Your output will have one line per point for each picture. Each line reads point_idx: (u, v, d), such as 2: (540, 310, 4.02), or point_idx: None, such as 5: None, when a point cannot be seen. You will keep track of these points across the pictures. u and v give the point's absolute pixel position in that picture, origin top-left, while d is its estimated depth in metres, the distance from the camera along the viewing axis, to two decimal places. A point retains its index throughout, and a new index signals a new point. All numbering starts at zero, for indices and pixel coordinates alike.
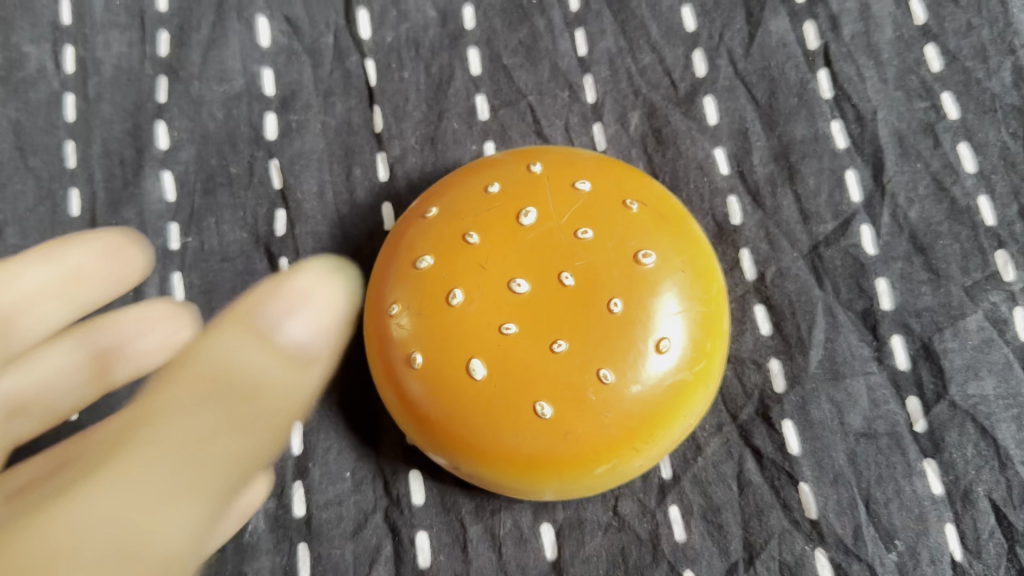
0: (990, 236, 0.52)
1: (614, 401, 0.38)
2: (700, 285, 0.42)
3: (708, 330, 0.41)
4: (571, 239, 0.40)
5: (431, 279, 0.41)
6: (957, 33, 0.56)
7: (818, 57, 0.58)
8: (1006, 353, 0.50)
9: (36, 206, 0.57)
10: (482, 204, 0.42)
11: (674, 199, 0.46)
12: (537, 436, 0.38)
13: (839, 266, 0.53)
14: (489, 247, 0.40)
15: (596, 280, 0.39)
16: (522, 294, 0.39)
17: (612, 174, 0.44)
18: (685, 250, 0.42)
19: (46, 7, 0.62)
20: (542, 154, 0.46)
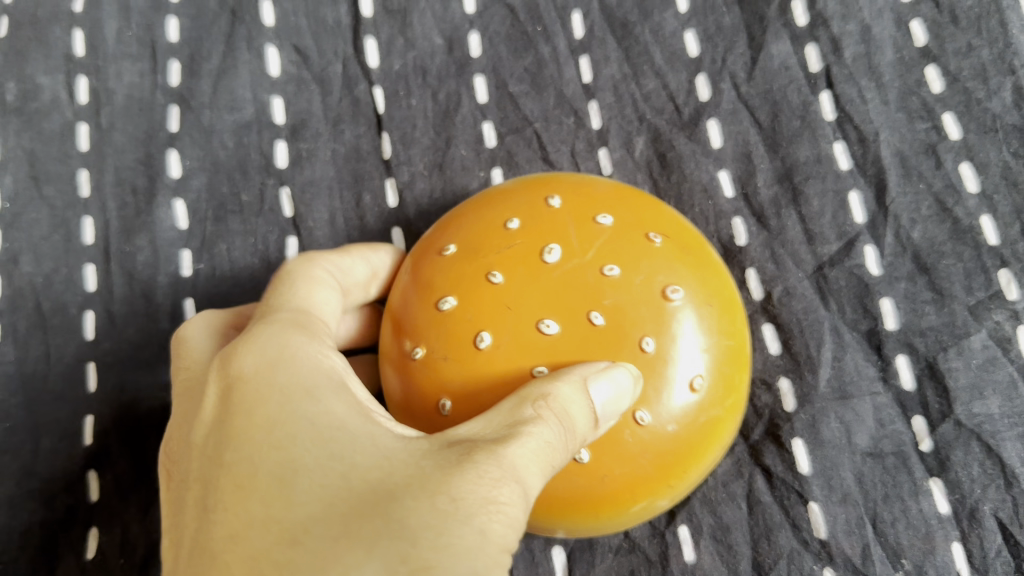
0: (993, 255, 0.52)
1: (650, 442, 0.39)
2: (724, 318, 0.42)
3: (735, 363, 0.42)
4: (596, 276, 0.40)
5: (456, 320, 0.41)
6: (957, 54, 0.57)
7: (820, 79, 0.58)
8: (1010, 371, 0.50)
9: (50, 234, 0.59)
10: (503, 244, 0.42)
11: (688, 226, 0.46)
12: (574, 479, 0.39)
13: (844, 287, 0.53)
14: (513, 287, 0.40)
15: (625, 319, 0.39)
16: (551, 336, 0.39)
17: (632, 207, 0.45)
18: (708, 283, 0.43)
19: (60, 40, 0.63)
20: (555, 186, 0.46)
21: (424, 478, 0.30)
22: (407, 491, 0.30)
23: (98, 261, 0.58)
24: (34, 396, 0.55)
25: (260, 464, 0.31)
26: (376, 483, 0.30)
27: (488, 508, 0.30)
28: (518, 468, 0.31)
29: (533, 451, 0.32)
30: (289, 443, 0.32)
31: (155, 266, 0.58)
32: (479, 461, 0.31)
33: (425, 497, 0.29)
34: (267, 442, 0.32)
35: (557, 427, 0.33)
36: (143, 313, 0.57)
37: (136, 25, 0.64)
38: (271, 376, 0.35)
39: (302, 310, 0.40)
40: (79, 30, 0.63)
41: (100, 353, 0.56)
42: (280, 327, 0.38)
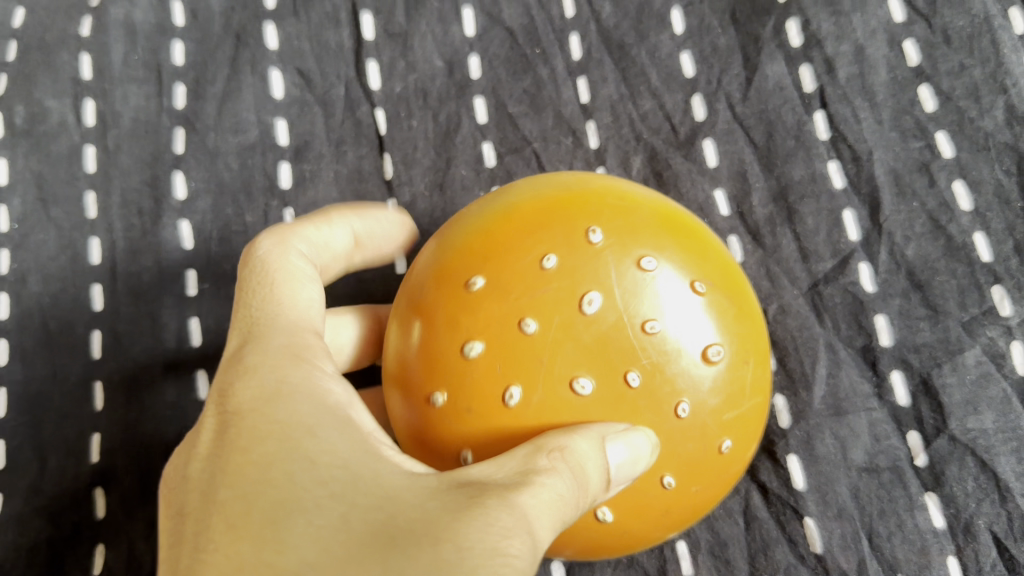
0: (986, 272, 0.53)
1: (670, 500, 0.39)
2: (759, 372, 0.41)
3: (759, 417, 0.42)
4: (641, 333, 0.38)
5: (482, 371, 0.38)
6: (949, 74, 0.58)
7: (814, 99, 0.59)
8: (1004, 387, 0.51)
9: (57, 255, 0.60)
10: (536, 283, 0.39)
11: (723, 255, 0.44)
12: (591, 530, 0.40)
13: (839, 304, 0.54)
14: (549, 338, 0.37)
15: (666, 383, 0.38)
16: (586, 397, 0.37)
17: (676, 243, 0.41)
18: (747, 337, 0.41)
19: (67, 64, 0.64)
20: (591, 204, 0.42)
21: (431, 527, 0.31)
22: (411, 542, 0.30)
23: (105, 282, 0.59)
24: (42, 415, 0.56)
25: (259, 502, 0.32)
26: (378, 526, 0.31)
27: (494, 560, 0.30)
28: (523, 519, 0.32)
29: (545, 501, 0.33)
30: (289, 478, 0.33)
31: (161, 287, 0.59)
32: (487, 512, 0.31)
33: (430, 548, 0.30)
34: (270, 481, 0.33)
35: (569, 478, 0.34)
36: (149, 332, 0.58)
37: (141, 49, 0.65)
38: (275, 413, 0.35)
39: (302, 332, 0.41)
40: (86, 55, 0.65)
41: (106, 372, 0.57)
42: (282, 359, 0.38)
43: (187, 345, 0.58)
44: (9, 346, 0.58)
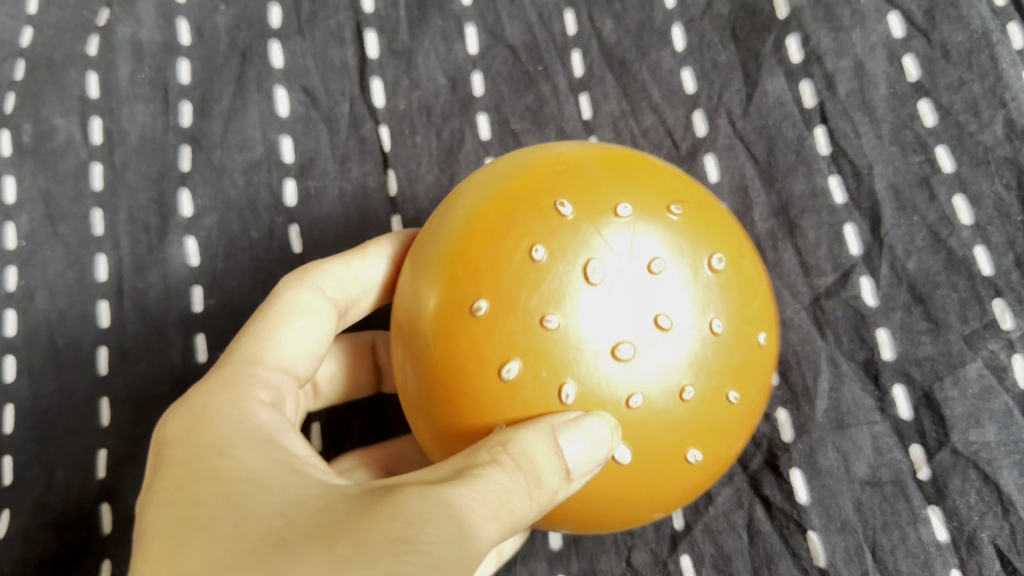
0: (987, 285, 0.54)
1: (741, 407, 0.40)
2: (751, 258, 0.42)
3: (768, 295, 0.43)
4: (652, 279, 0.37)
5: (528, 388, 0.36)
6: (949, 89, 0.58)
7: (814, 114, 0.60)
8: (1006, 401, 0.51)
9: (64, 271, 0.60)
10: (537, 278, 0.37)
11: (665, 167, 0.43)
12: (689, 478, 0.39)
13: (841, 318, 0.54)
14: (573, 326, 0.36)
15: (696, 311, 0.37)
16: (634, 360, 0.36)
17: (632, 177, 0.41)
18: (731, 236, 0.41)
19: (74, 82, 0.65)
20: (537, 178, 0.41)
21: (337, 522, 0.31)
22: (310, 535, 0.30)
23: (111, 298, 0.60)
24: (50, 430, 0.57)
25: (168, 521, 0.32)
26: (282, 526, 0.31)
27: (399, 545, 0.29)
28: (442, 512, 0.31)
29: (484, 495, 0.33)
30: (200, 489, 0.33)
31: (168, 303, 0.60)
32: (398, 505, 0.31)
33: (326, 540, 0.29)
34: (185, 499, 0.33)
35: (516, 473, 0.34)
36: (156, 348, 0.59)
37: (148, 68, 0.66)
38: (200, 437, 0.37)
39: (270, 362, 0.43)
40: (93, 73, 0.66)
41: (113, 388, 0.58)
42: (219, 387, 0.40)
43: (192, 361, 0.58)
44: (17, 362, 0.58)
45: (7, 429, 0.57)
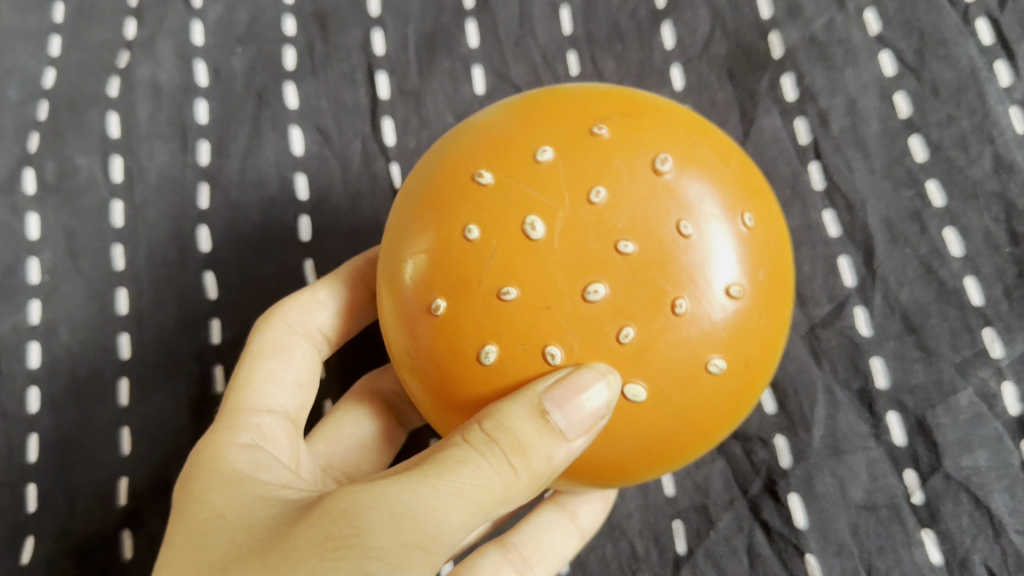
0: (978, 315, 0.56)
1: (752, 292, 0.39)
2: (699, 140, 0.42)
3: (745, 173, 0.43)
4: (591, 208, 0.38)
5: (513, 363, 0.38)
6: (939, 125, 0.61)
7: (809, 150, 0.62)
8: (996, 427, 0.53)
9: (87, 304, 0.64)
10: (480, 256, 0.38)
11: (583, 92, 0.44)
12: (726, 384, 0.39)
13: (836, 347, 0.56)
14: (529, 286, 0.37)
15: (652, 219, 0.38)
16: (603, 299, 0.37)
17: (549, 117, 0.42)
18: (674, 131, 0.42)
19: (96, 123, 0.68)
20: (456, 160, 0.42)
21: (293, 530, 0.36)
22: (267, 551, 0.36)
23: (131, 331, 0.63)
24: (72, 458, 0.60)
25: (182, 546, 0.40)
26: (256, 544, 0.37)
27: (330, 544, 0.34)
28: (381, 504, 0.35)
29: (449, 487, 0.36)
30: (199, 521, 0.41)
31: (186, 335, 0.63)
32: (342, 502, 0.36)
33: (275, 553, 0.35)
34: (192, 529, 0.41)
35: (485, 459, 0.36)
36: (173, 377, 0.62)
37: (167, 108, 0.68)
38: (198, 477, 0.44)
39: (254, 401, 0.51)
40: (114, 113, 0.69)
41: (133, 417, 0.61)
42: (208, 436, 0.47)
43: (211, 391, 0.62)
44: (41, 394, 0.62)
45: (31, 458, 0.60)
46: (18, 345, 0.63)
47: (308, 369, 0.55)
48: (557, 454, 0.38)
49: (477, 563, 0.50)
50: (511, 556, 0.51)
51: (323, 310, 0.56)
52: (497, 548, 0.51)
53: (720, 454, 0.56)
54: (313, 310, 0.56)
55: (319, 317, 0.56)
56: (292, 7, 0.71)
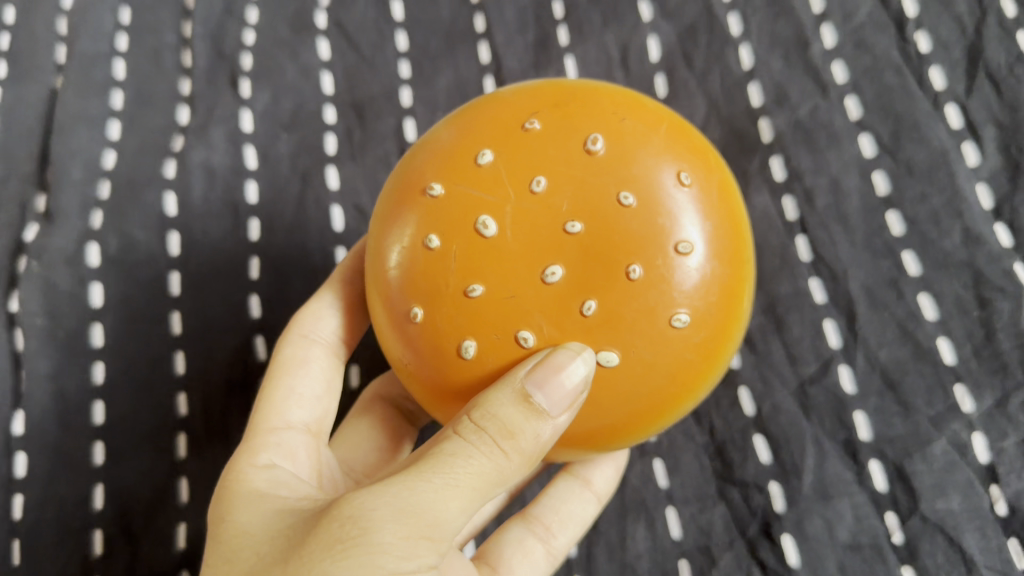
0: (950, 373, 0.62)
1: (705, 243, 0.46)
2: (630, 114, 0.49)
3: (678, 131, 0.50)
4: (534, 198, 0.45)
5: (491, 350, 0.45)
6: (913, 201, 0.68)
7: (796, 225, 0.69)
8: (968, 473, 0.60)
9: (146, 366, 0.73)
10: (444, 260, 0.46)
11: (519, 94, 0.52)
12: (696, 335, 0.46)
13: (823, 402, 0.63)
14: (492, 279, 0.45)
15: (594, 196, 0.45)
16: (560, 279, 0.44)
17: (487, 124, 0.49)
18: (603, 109, 0.49)
19: (154, 202, 0.78)
20: (410, 179, 0.50)
21: (310, 531, 0.43)
22: (291, 550, 0.42)
23: (187, 392, 0.73)
24: (133, 506, 0.70)
25: (216, 554, 0.46)
26: (280, 548, 0.44)
27: (341, 541, 0.41)
28: (384, 502, 0.42)
29: (444, 480, 0.43)
30: (230, 531, 0.47)
31: (234, 397, 0.73)
32: (350, 504, 0.42)
33: (297, 551, 0.42)
34: (222, 538, 0.47)
35: (476, 449, 0.44)
36: (221, 435, 0.72)
37: (220, 188, 0.78)
38: (227, 496, 0.51)
39: (277, 421, 0.59)
40: (170, 193, 0.78)
41: (190, 470, 0.71)
42: (236, 457, 0.55)
43: None
44: (105, 448, 0.71)
45: (96, 505, 0.70)
46: (85, 402, 0.72)
47: (321, 382, 0.64)
48: (542, 432, 0.45)
49: (503, 536, 0.60)
50: (535, 528, 0.60)
51: (325, 326, 0.64)
52: (523, 521, 0.61)
53: (721, 498, 0.62)
54: (318, 326, 0.64)
55: (324, 332, 0.64)
56: (332, 97, 0.81)
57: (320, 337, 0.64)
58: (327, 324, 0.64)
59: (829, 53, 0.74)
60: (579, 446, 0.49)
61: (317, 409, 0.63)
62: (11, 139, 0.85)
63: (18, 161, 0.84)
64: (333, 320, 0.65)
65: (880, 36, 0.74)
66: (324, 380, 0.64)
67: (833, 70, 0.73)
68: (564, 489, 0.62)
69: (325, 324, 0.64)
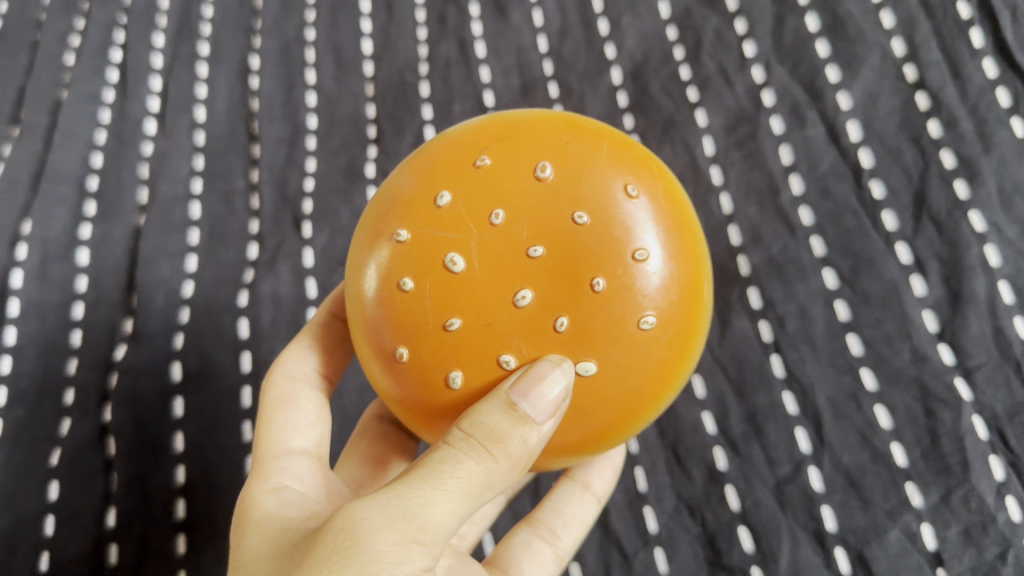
0: (902, 473, 0.75)
1: (658, 245, 0.55)
2: (571, 139, 0.59)
3: (616, 147, 0.59)
4: (496, 229, 0.54)
5: (475, 373, 0.53)
6: (870, 326, 0.81)
7: (771, 346, 0.82)
8: (919, 558, 0.72)
9: (223, 467, 0.90)
10: (420, 300, 0.54)
11: (465, 136, 0.61)
12: (666, 334, 0.55)
13: (797, 498, 0.75)
14: (470, 311, 0.53)
15: (552, 221, 0.54)
16: (530, 301, 0.53)
17: (443, 168, 0.58)
18: (545, 139, 0.58)
19: (230, 327, 0.95)
20: (378, 226, 0.59)
21: (320, 538, 0.53)
22: (303, 556, 0.53)
23: None
24: None
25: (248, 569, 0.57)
26: (296, 555, 0.54)
27: (339, 545, 0.50)
28: (374, 512, 0.51)
29: (436, 486, 0.52)
30: (260, 550, 0.58)
31: None
32: (350, 513, 0.52)
33: (307, 555, 0.52)
34: (252, 561, 0.58)
35: (466, 457, 0.53)
36: None
37: (286, 316, 0.96)
38: (254, 524, 0.61)
39: (279, 447, 0.72)
40: (243, 319, 0.96)
41: None
42: (252, 494, 0.65)
43: None
44: (186, 539, 0.87)
45: None
46: (168, 501, 0.87)
47: (314, 412, 0.77)
48: (529, 436, 0.53)
49: (514, 541, 0.74)
50: (541, 532, 0.75)
51: (303, 364, 0.80)
52: (530, 526, 0.75)
53: None
54: (295, 365, 0.79)
55: (303, 369, 0.80)
56: None
57: (306, 374, 0.80)
58: (304, 363, 0.80)
59: (797, 198, 0.89)
60: (564, 450, 0.58)
61: (311, 431, 0.76)
62: (100, 272, 1.01)
63: (107, 289, 1.00)
64: (311, 359, 0.81)
65: (840, 185, 0.88)
66: (315, 410, 0.77)
67: (800, 214, 0.88)
68: (567, 494, 0.76)
69: (303, 363, 0.80)
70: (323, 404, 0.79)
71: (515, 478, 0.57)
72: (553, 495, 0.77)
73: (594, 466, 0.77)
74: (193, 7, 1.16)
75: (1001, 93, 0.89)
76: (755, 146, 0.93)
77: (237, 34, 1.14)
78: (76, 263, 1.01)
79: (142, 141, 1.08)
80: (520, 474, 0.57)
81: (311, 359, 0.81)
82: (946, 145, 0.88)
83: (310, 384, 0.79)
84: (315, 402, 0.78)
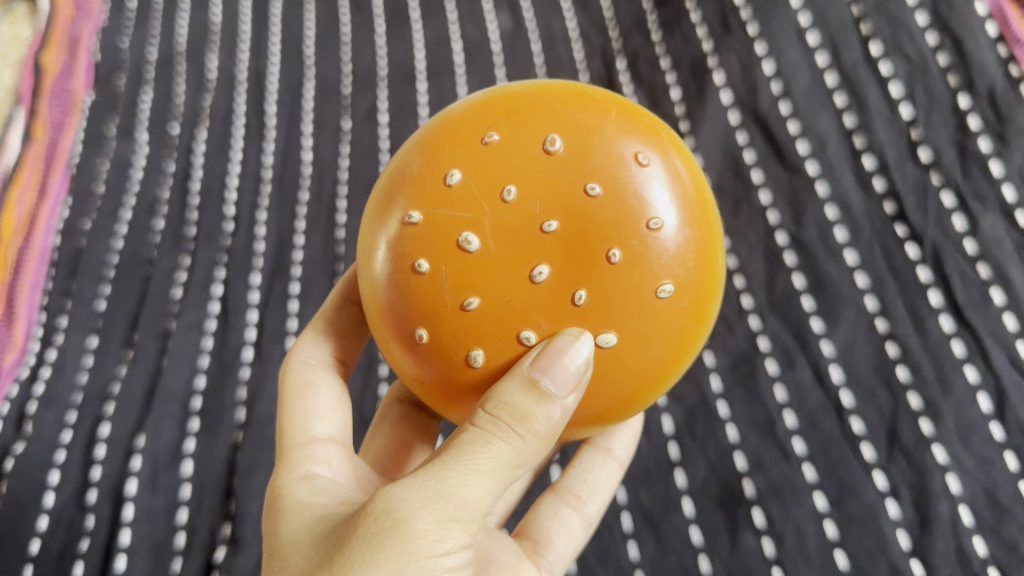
0: None
1: (668, 211, 0.72)
2: (578, 110, 0.75)
3: (622, 115, 0.76)
4: (509, 207, 0.71)
5: (493, 347, 0.70)
6: (854, 544, 0.99)
7: (772, 559, 1.00)
8: None
9: None
10: (437, 280, 0.71)
11: (472, 111, 0.77)
12: (683, 301, 0.72)
13: None
14: (488, 291, 0.70)
15: (565, 197, 0.71)
16: (545, 274, 0.70)
17: (454, 149, 0.74)
18: (550, 114, 0.74)
19: None
20: (391, 204, 0.75)
21: (364, 514, 0.69)
22: (350, 532, 0.69)
23: None
24: None
25: (298, 545, 0.73)
26: (342, 532, 0.70)
27: (383, 521, 0.67)
28: (411, 496, 0.68)
29: (468, 464, 0.70)
30: (310, 531, 0.75)
31: None
32: (389, 495, 0.69)
33: (354, 531, 0.68)
34: (300, 540, 0.74)
35: (494, 439, 0.70)
36: None
37: None
38: (302, 512, 0.78)
39: (307, 444, 0.92)
40: None
41: None
42: (297, 490, 0.82)
43: None
44: None
45: None
46: None
47: (334, 403, 0.99)
48: (555, 412, 0.71)
49: (543, 510, 1.01)
50: (567, 500, 1.01)
51: (316, 355, 1.03)
52: (559, 497, 1.02)
53: None
54: (303, 354, 1.02)
55: (315, 358, 1.02)
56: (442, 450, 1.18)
57: (321, 364, 1.02)
58: (319, 356, 1.03)
59: (791, 430, 1.08)
60: (593, 409, 0.75)
61: (332, 420, 0.97)
62: (201, 479, 1.19)
63: (208, 495, 1.18)
64: (322, 344, 1.04)
65: (826, 419, 1.07)
66: (334, 404, 0.99)
67: (794, 444, 1.06)
68: (590, 460, 1.05)
69: (316, 354, 1.03)
70: (341, 393, 1.01)
71: (540, 448, 0.74)
72: (579, 464, 1.05)
73: (615, 436, 1.06)
74: (285, 250, 1.39)
75: (956, 345, 1.08)
76: (754, 384, 1.12)
77: (322, 276, 1.37)
78: (181, 473, 1.20)
79: (240, 367, 1.29)
80: (547, 445, 0.75)
81: (317, 349, 1.03)
82: (913, 389, 1.07)
83: (325, 372, 1.01)
84: (332, 387, 1.00)
